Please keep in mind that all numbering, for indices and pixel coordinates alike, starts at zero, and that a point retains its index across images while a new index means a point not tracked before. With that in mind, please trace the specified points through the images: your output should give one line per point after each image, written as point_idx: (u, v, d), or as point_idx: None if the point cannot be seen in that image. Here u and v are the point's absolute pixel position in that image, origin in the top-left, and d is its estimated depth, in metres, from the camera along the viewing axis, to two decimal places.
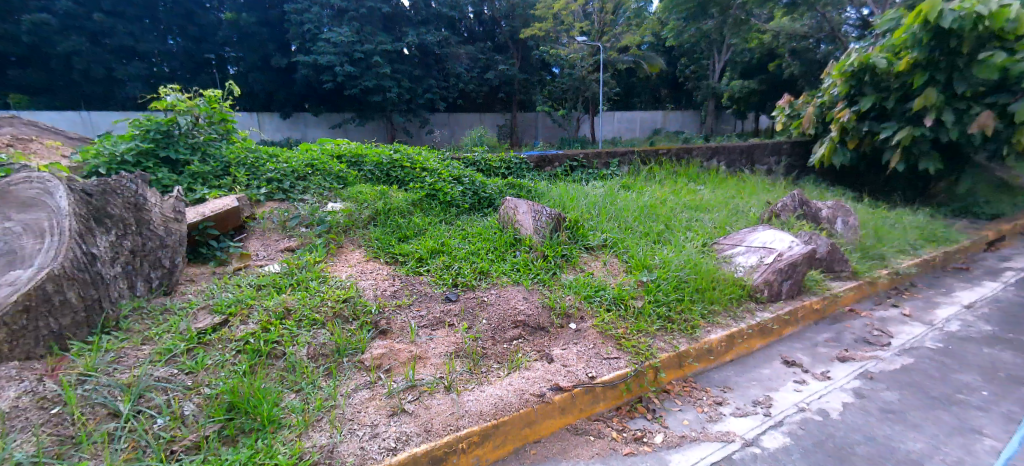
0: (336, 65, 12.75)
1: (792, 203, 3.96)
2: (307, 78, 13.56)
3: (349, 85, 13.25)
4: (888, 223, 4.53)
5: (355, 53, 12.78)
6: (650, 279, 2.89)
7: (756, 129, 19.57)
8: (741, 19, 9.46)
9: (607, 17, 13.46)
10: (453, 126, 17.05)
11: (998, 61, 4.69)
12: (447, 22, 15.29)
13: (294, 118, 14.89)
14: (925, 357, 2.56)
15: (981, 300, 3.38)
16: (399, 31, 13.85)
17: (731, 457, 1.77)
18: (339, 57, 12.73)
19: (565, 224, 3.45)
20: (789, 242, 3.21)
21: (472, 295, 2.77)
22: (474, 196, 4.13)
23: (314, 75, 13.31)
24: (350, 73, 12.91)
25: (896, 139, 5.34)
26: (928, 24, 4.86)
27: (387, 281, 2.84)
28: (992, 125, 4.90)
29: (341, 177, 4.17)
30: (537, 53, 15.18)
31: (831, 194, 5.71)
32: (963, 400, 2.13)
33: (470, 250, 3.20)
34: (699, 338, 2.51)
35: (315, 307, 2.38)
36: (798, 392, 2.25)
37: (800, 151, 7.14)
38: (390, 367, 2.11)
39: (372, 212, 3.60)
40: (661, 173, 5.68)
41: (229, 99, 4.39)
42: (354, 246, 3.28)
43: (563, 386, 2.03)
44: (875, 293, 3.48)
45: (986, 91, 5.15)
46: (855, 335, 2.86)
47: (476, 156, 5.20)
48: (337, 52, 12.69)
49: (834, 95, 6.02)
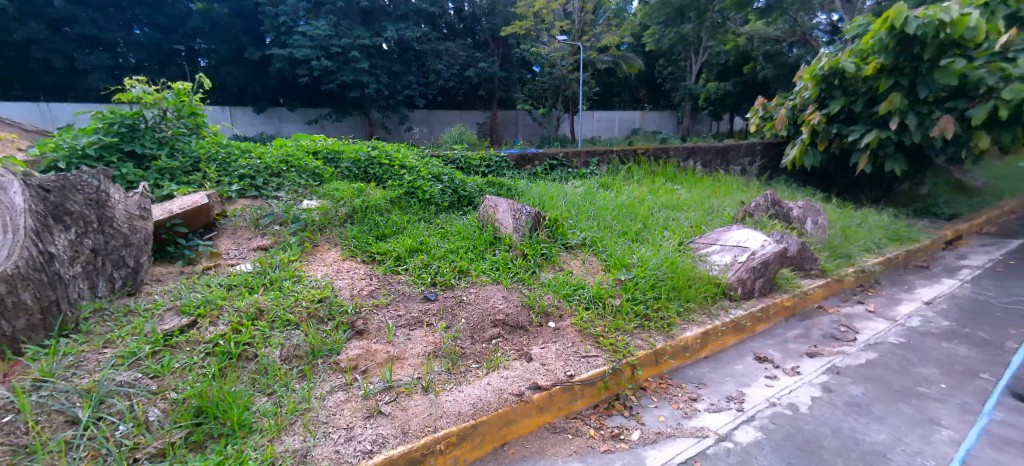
0: (313, 60, 12.52)
1: (764, 202, 4.09)
2: (282, 72, 13.26)
3: (327, 80, 13.05)
4: (854, 223, 4.69)
5: (332, 48, 12.55)
6: (628, 277, 2.91)
7: (731, 129, 20.11)
8: (717, 22, 9.63)
9: (587, 16, 13.28)
10: (432, 123, 16.96)
11: (958, 68, 4.86)
12: (427, 18, 15.13)
13: (269, 112, 14.69)
14: (889, 352, 2.65)
15: (940, 297, 3.52)
16: (377, 25, 13.63)
17: (705, 452, 1.82)
18: (315, 50, 12.50)
19: (545, 223, 3.44)
20: (762, 241, 3.27)
21: (451, 294, 2.75)
22: (453, 194, 4.08)
23: (289, 69, 12.99)
24: (326, 67, 12.68)
25: (863, 141, 5.53)
26: (894, 30, 4.99)
27: (364, 280, 2.80)
28: (952, 129, 5.06)
29: (317, 174, 4.06)
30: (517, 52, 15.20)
31: (802, 195, 5.91)
32: (922, 392, 2.22)
33: (449, 249, 3.16)
34: (676, 336, 2.54)
35: (289, 308, 2.33)
36: (769, 387, 2.30)
37: (773, 152, 7.34)
38: (367, 368, 2.09)
39: (348, 210, 3.54)
40: (639, 172, 5.75)
41: (199, 91, 4.20)
42: (330, 244, 3.20)
43: (541, 385, 2.05)
44: (842, 290, 3.59)
45: (947, 96, 5.33)
46: (823, 331, 2.95)
47: (456, 154, 5.13)
48: (314, 46, 12.47)
49: (805, 99, 6.18)
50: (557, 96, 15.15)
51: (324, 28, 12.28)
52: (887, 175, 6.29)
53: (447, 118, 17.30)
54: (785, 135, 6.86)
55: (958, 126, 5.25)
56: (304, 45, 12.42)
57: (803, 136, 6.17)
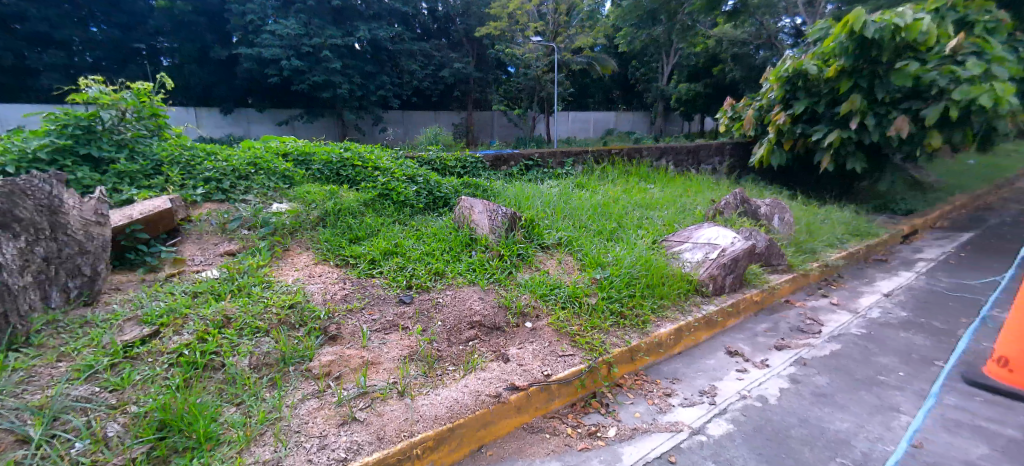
0: (282, 59, 12.28)
1: (734, 200, 4.20)
2: (251, 72, 12.93)
3: (297, 80, 12.84)
4: (819, 219, 4.87)
5: (302, 47, 12.32)
6: (603, 276, 2.94)
7: (701, 129, 20.66)
8: (687, 25, 9.86)
9: (561, 17, 13.43)
10: (407, 124, 16.91)
11: (912, 70, 5.09)
12: (400, 18, 14.97)
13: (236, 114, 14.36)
14: (851, 343, 2.76)
15: (897, 289, 3.69)
16: (349, 24, 13.42)
17: (680, 447, 1.85)
18: (285, 50, 12.24)
19: (520, 224, 3.44)
20: (732, 238, 3.36)
21: (427, 297, 2.72)
22: (429, 196, 4.04)
23: (258, 69, 12.67)
24: (297, 67, 12.43)
25: (825, 141, 5.76)
26: (853, 34, 5.18)
27: (337, 284, 2.74)
28: (907, 129, 5.31)
29: (287, 176, 3.95)
30: (492, 52, 15.21)
31: (769, 193, 6.11)
32: (882, 380, 2.31)
33: (424, 251, 3.13)
34: (650, 333, 2.58)
35: (258, 315, 2.25)
36: (740, 380, 2.36)
37: (742, 152, 7.55)
38: (340, 374, 2.04)
39: (320, 213, 3.46)
40: (614, 172, 5.82)
41: (161, 92, 4.05)
42: (302, 248, 3.12)
43: (518, 386, 2.04)
44: (807, 284, 3.72)
45: (902, 98, 5.59)
46: (790, 324, 3.05)
47: (431, 155, 5.09)
48: (283, 45, 12.20)
49: (771, 100, 6.39)
50: (533, 97, 15.28)
51: (294, 27, 12.06)
52: (849, 173, 6.56)
53: (422, 118, 17.22)
54: (753, 134, 7.07)
55: (912, 125, 5.51)
56: (273, 44, 12.21)
57: (770, 135, 6.38)
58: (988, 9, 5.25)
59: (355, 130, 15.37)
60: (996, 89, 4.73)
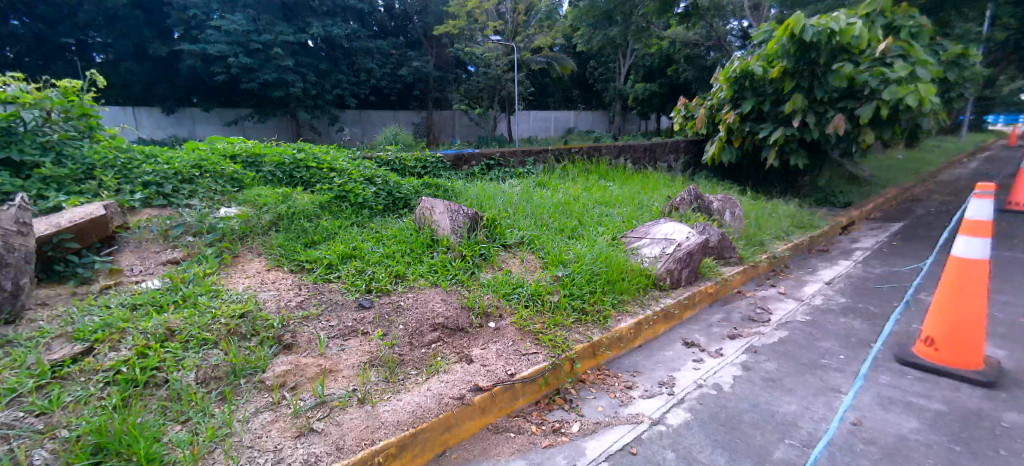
0: (229, 56, 11.69)
1: (688, 196, 4.36)
2: (194, 69, 12.30)
3: (246, 78, 12.29)
4: (767, 213, 5.11)
5: (252, 44, 11.80)
6: (565, 273, 2.97)
7: (658, 128, 21.42)
8: (641, 26, 10.10)
9: (520, 17, 13.88)
10: (365, 124, 16.48)
11: (847, 71, 5.43)
12: (356, 14, 14.58)
13: (180, 113, 13.76)
14: (797, 329, 2.92)
15: (837, 277, 3.94)
16: (301, 21, 12.97)
17: (641, 437, 1.89)
18: (232, 46, 11.67)
19: (482, 223, 3.42)
20: (687, 233, 3.47)
21: (388, 300, 2.66)
22: (388, 197, 3.95)
23: (203, 66, 12.04)
24: (246, 64, 11.90)
25: (771, 138, 6.07)
26: (793, 37, 5.47)
27: (291, 291, 2.63)
28: (843, 127, 5.67)
29: (236, 179, 3.76)
30: (452, 51, 15.16)
31: (721, 188, 6.38)
32: (825, 364, 2.46)
33: (384, 254, 3.06)
34: (611, 328, 2.63)
35: (205, 327, 2.12)
36: (696, 370, 2.44)
37: (696, 149, 7.85)
38: (296, 385, 1.96)
39: (273, 217, 3.33)
40: (574, 170, 5.90)
41: (91, 90, 3.76)
42: (253, 254, 2.98)
43: (482, 386, 2.03)
44: (757, 275, 3.91)
45: (839, 97, 5.95)
46: (742, 314, 3.19)
47: (389, 155, 4.98)
48: (230, 42, 11.63)
49: (722, 100, 6.68)
50: (493, 96, 15.44)
51: (241, 23, 11.51)
52: (793, 169, 6.95)
53: (380, 118, 16.88)
54: (706, 133, 7.37)
55: (849, 123, 5.88)
56: (219, 40, 11.54)
57: (720, 134, 6.66)
58: (913, 15, 5.68)
59: (310, 129, 14.99)
60: (920, 90, 5.13)
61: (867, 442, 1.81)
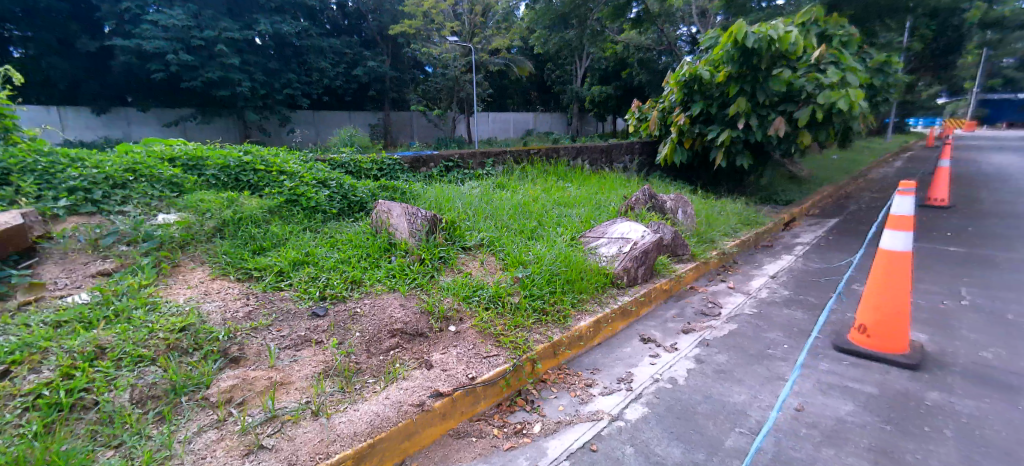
0: (168, 53, 11.02)
1: (643, 196, 4.48)
2: (128, 66, 11.51)
3: (187, 76, 11.63)
4: (716, 211, 5.34)
5: (192, 40, 11.16)
6: (525, 274, 2.97)
7: (614, 129, 22.04)
8: (596, 30, 10.33)
9: (477, 18, 14.21)
10: (318, 124, 16.11)
11: (785, 77, 5.77)
12: (307, 12, 14.05)
13: (114, 113, 12.86)
14: (745, 321, 3.07)
15: (781, 271, 4.17)
16: (248, 17, 12.42)
17: (601, 434, 1.92)
18: (171, 43, 11.01)
19: (441, 226, 3.38)
20: (642, 231, 3.57)
21: (343, 308, 2.57)
22: (343, 200, 3.83)
23: (138, 63, 11.28)
24: (187, 62, 11.26)
25: (719, 140, 6.37)
26: (737, 44, 5.76)
27: (237, 301, 2.49)
28: (783, 129, 6.02)
29: (176, 183, 3.53)
30: (408, 51, 15.07)
31: (673, 188, 6.63)
32: (770, 354, 2.59)
33: (339, 259, 2.96)
34: (571, 327, 2.66)
35: (139, 343, 1.97)
36: (653, 365, 2.51)
37: (650, 150, 8.11)
38: (244, 400, 1.85)
39: (217, 223, 3.15)
40: (533, 171, 5.95)
41: (7, 88, 3.44)
42: (195, 263, 2.80)
43: (442, 392, 1.99)
44: (708, 271, 4.07)
45: (779, 101, 6.31)
46: (695, 308, 3.31)
47: (344, 157, 4.84)
48: (169, 38, 10.96)
49: (672, 103, 7.00)
50: (451, 97, 15.43)
51: (181, 18, 10.87)
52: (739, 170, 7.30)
53: (335, 119, 16.43)
54: (659, 135, 7.64)
55: (789, 126, 6.25)
56: (157, 36, 10.91)
57: (672, 135, 6.93)
58: (842, 25, 6.13)
59: (258, 131, 14.53)
60: (850, 95, 5.51)
61: (810, 426, 1.92)
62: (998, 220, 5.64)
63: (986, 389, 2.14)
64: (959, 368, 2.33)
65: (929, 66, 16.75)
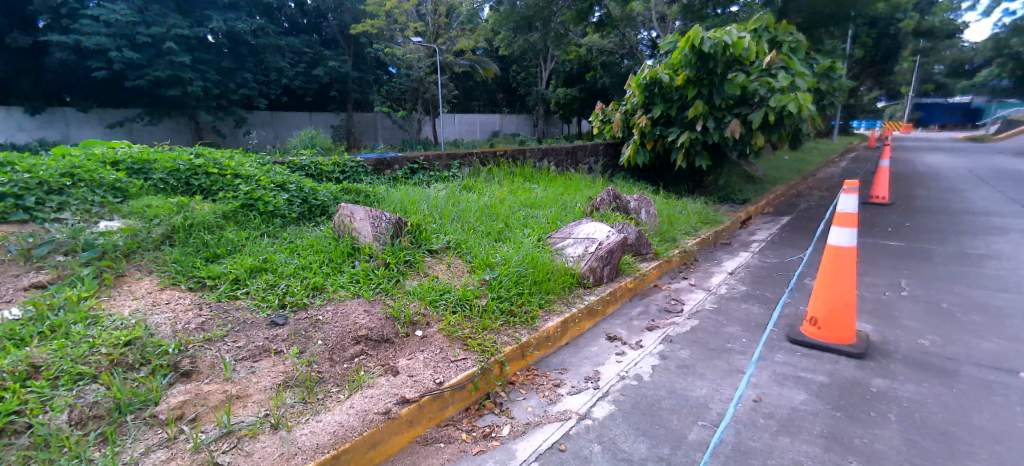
0: (111, 50, 10.38)
1: (607, 197, 4.58)
2: (66, 63, 10.78)
3: (132, 74, 10.99)
4: (677, 210, 5.51)
5: (137, 37, 10.54)
6: (493, 277, 2.96)
7: (580, 131, 22.41)
8: (560, 33, 10.45)
9: (441, 19, 14.12)
10: (277, 126, 15.69)
11: (739, 81, 6.02)
12: (263, 9, 13.46)
13: (50, 113, 12.03)
14: (706, 317, 3.17)
15: (739, 267, 4.34)
16: (199, 14, 11.87)
17: (568, 434, 1.93)
18: (114, 39, 10.37)
19: (406, 229, 3.33)
20: (607, 232, 3.63)
21: (304, 316, 2.48)
22: (303, 204, 3.72)
23: (78, 60, 10.57)
24: (132, 59, 10.64)
25: (679, 141, 6.57)
26: (694, 48, 5.97)
27: (189, 312, 2.35)
28: (738, 131, 6.26)
29: (120, 188, 3.32)
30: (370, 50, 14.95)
31: (636, 188, 6.79)
32: (730, 348, 2.68)
33: (300, 265, 2.87)
34: (538, 328, 2.67)
35: (79, 360, 1.83)
36: (619, 363, 2.56)
37: (612, 152, 8.27)
38: (196, 416, 1.75)
39: (166, 230, 2.98)
40: (500, 173, 5.95)
41: None
42: (142, 273, 2.64)
43: (409, 398, 1.96)
44: (671, 269, 4.19)
45: (734, 104, 6.56)
46: (659, 306, 3.40)
47: (304, 159, 4.70)
48: (111, 34, 10.33)
49: (635, 105, 7.19)
50: (416, 98, 15.28)
51: (124, 13, 10.26)
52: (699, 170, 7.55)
53: (295, 120, 16.11)
54: (622, 136, 7.81)
55: (744, 128, 6.51)
56: (98, 32, 10.27)
57: (635, 137, 7.10)
58: (791, 33, 6.46)
59: (213, 133, 13.93)
60: (799, 98, 5.80)
61: (767, 416, 2.00)
62: (934, 216, 6.07)
63: (924, 375, 2.29)
64: (900, 355, 2.49)
65: (868, 72, 17.86)
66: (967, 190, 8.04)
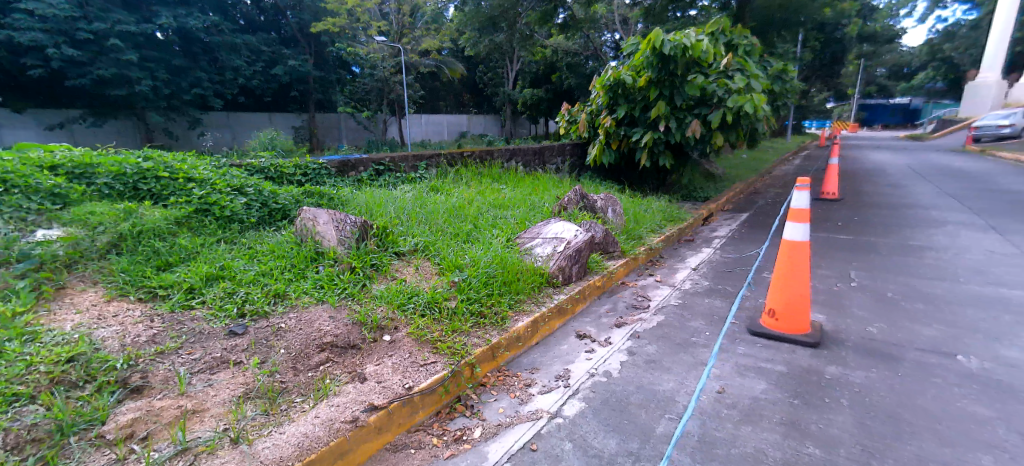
0: (48, 46, 9.67)
1: (575, 197, 4.62)
2: None
3: (73, 73, 10.29)
4: (643, 209, 5.64)
5: (78, 33, 9.87)
6: (462, 278, 2.94)
7: (547, 131, 22.70)
8: (525, 34, 10.48)
9: (405, 18, 13.98)
10: (234, 126, 15.04)
11: (699, 82, 6.21)
12: (216, 5, 12.91)
13: None
14: (672, 312, 3.26)
15: (702, 263, 4.48)
16: (147, 9, 11.24)
17: (540, 433, 1.94)
18: (51, 35, 9.67)
19: (372, 232, 3.26)
20: (575, 231, 3.67)
21: (265, 324, 2.39)
22: (263, 208, 3.59)
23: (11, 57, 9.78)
24: (73, 57, 9.95)
25: (643, 141, 6.73)
26: (655, 51, 6.12)
27: (138, 325, 2.22)
28: (698, 131, 6.45)
29: (59, 194, 3.09)
30: (332, 50, 14.63)
31: (603, 188, 6.91)
32: (694, 341, 2.77)
33: (260, 272, 2.76)
34: (509, 328, 2.67)
35: (14, 379, 1.69)
36: (589, 360, 2.59)
37: (579, 152, 8.37)
38: (148, 434, 1.65)
39: (112, 238, 2.80)
40: (467, 174, 5.92)
41: None
42: (86, 284, 2.47)
43: (377, 405, 1.91)
44: (638, 266, 4.28)
45: (694, 105, 6.76)
46: (627, 302, 3.47)
47: (263, 162, 4.53)
48: (47, 29, 9.63)
49: (600, 106, 7.34)
50: (381, 98, 15.20)
51: (63, 7, 9.58)
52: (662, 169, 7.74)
53: (252, 121, 15.46)
54: (588, 137, 7.92)
55: (705, 128, 6.72)
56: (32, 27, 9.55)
57: (600, 137, 7.22)
58: (745, 36, 6.73)
59: (164, 135, 13.23)
60: (754, 99, 6.03)
61: (730, 406, 2.07)
62: (880, 211, 6.46)
63: (873, 361, 2.43)
64: (851, 343, 2.64)
65: (815, 74, 18.83)
66: (908, 185, 8.60)
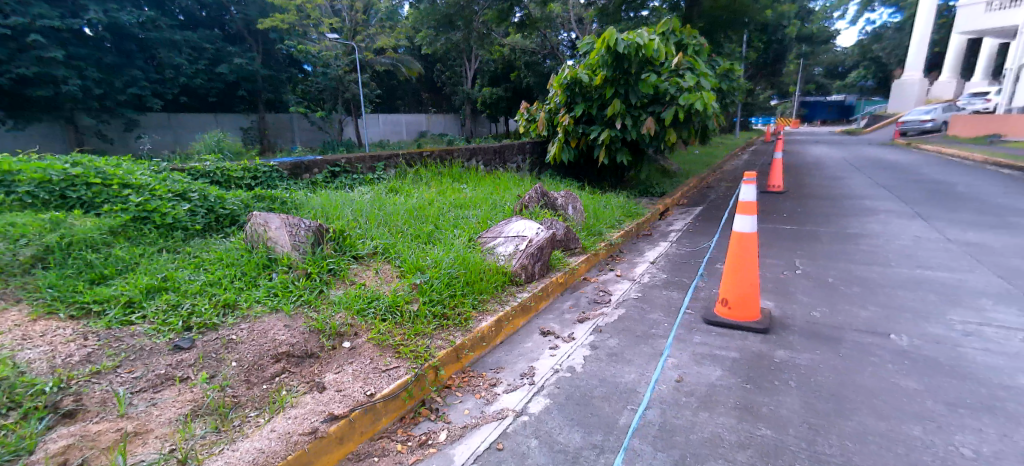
0: None
1: (536, 194, 4.63)
2: None
3: None
4: (603, 205, 5.76)
5: None
6: (424, 280, 2.90)
7: (507, 130, 22.91)
8: (481, 33, 10.46)
9: (358, 16, 13.70)
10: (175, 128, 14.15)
11: (653, 81, 6.38)
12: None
13: None
14: (632, 305, 3.35)
15: (660, 256, 4.63)
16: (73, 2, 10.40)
17: (506, 432, 1.95)
18: None
19: (328, 236, 3.17)
20: (536, 229, 3.69)
21: (214, 336, 2.26)
22: (209, 214, 3.41)
23: None
24: None
25: (600, 138, 6.87)
26: (610, 49, 6.25)
27: (70, 344, 2.05)
28: (653, 128, 6.62)
29: None
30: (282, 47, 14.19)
31: (563, 185, 7.00)
32: (654, 333, 2.85)
33: (207, 281, 2.62)
34: (472, 329, 2.66)
35: None
36: (553, 357, 2.62)
37: (539, 150, 8.43)
38: (83, 461, 1.52)
39: (37, 251, 2.58)
40: (427, 174, 5.85)
41: None
42: (6, 302, 2.24)
43: (337, 414, 1.86)
44: (599, 262, 4.36)
45: (648, 103, 6.93)
46: (588, 298, 3.54)
47: (209, 165, 4.30)
48: None
49: (558, 104, 7.45)
50: (336, 98, 15.09)
51: None
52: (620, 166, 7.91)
53: (196, 122, 14.61)
54: (548, 135, 8.00)
55: (659, 125, 6.91)
56: None
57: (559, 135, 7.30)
58: (694, 36, 6.97)
59: (97, 138, 12.35)
60: (704, 97, 6.24)
61: (688, 393, 2.15)
62: (822, 201, 6.89)
63: (816, 343, 2.58)
64: (798, 327, 2.80)
65: (760, 73, 19.77)
66: (847, 177, 9.22)
